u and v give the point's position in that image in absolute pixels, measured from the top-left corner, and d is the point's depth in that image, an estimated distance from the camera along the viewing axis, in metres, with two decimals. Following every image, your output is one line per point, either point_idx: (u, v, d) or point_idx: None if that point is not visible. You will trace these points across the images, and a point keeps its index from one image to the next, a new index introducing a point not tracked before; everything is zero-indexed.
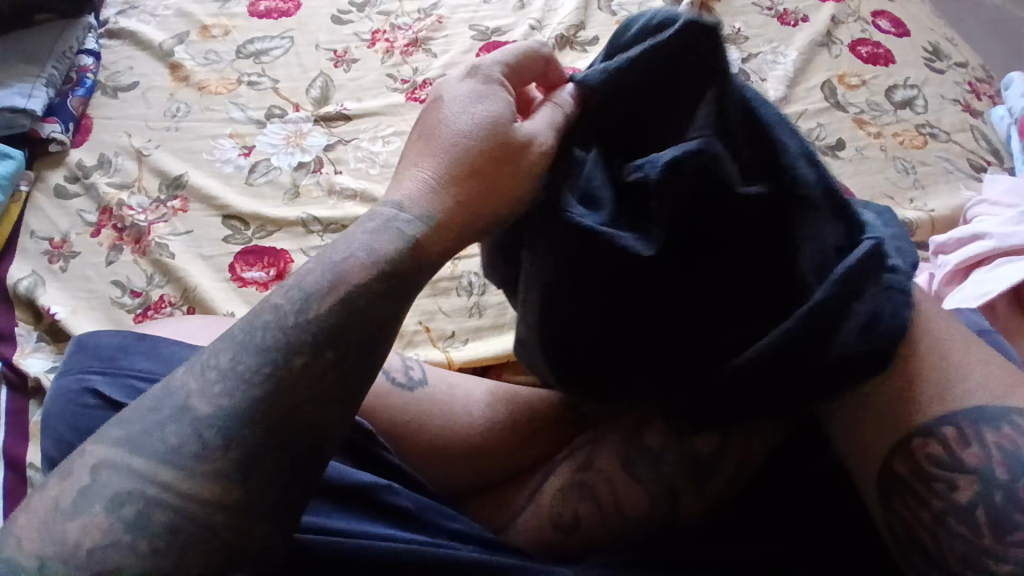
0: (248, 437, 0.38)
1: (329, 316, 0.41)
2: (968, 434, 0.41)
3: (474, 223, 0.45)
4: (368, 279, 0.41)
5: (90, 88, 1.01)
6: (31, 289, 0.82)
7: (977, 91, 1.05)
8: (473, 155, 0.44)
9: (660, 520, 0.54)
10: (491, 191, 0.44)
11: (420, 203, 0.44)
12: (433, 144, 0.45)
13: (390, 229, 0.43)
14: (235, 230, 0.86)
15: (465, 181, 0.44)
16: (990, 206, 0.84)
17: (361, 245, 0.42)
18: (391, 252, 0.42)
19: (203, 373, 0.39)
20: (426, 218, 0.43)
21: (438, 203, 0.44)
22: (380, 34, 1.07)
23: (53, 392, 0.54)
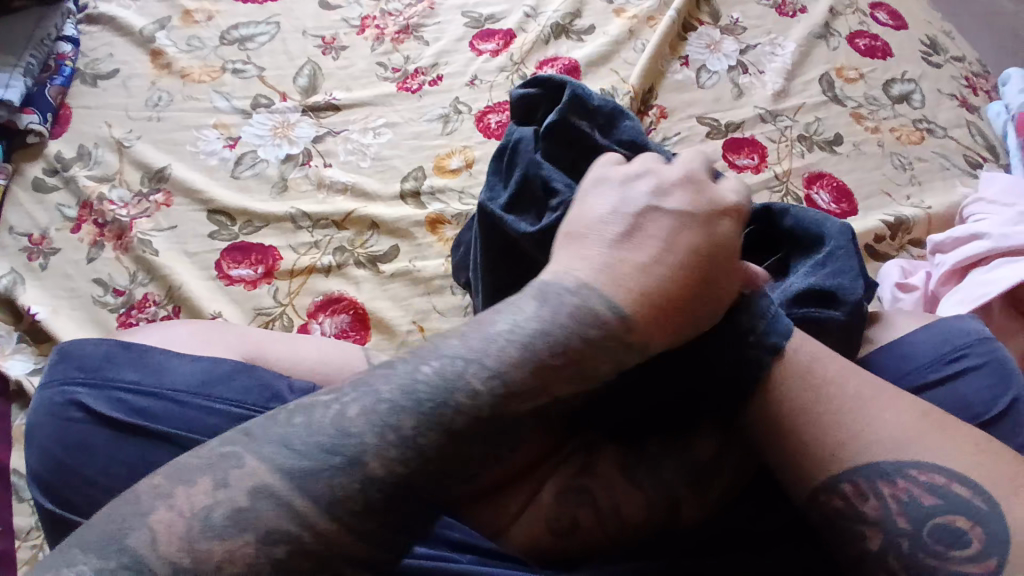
0: (395, 484, 0.37)
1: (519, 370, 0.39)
2: (864, 490, 0.46)
3: (691, 313, 0.44)
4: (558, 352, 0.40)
5: (69, 76, 0.97)
6: (10, 288, 0.79)
7: (972, 86, 1.04)
8: (691, 252, 0.45)
9: (654, 525, 0.55)
10: (703, 286, 0.45)
11: (626, 288, 0.43)
12: (642, 240, 0.45)
13: (569, 304, 0.42)
14: (221, 226, 0.83)
15: (682, 275, 0.44)
16: (986, 206, 0.84)
17: (543, 318, 0.41)
18: (587, 331, 0.41)
19: (275, 425, 0.38)
20: (631, 300, 0.42)
21: (650, 291, 0.43)
22: (369, 21, 1.03)
23: (35, 405, 0.52)
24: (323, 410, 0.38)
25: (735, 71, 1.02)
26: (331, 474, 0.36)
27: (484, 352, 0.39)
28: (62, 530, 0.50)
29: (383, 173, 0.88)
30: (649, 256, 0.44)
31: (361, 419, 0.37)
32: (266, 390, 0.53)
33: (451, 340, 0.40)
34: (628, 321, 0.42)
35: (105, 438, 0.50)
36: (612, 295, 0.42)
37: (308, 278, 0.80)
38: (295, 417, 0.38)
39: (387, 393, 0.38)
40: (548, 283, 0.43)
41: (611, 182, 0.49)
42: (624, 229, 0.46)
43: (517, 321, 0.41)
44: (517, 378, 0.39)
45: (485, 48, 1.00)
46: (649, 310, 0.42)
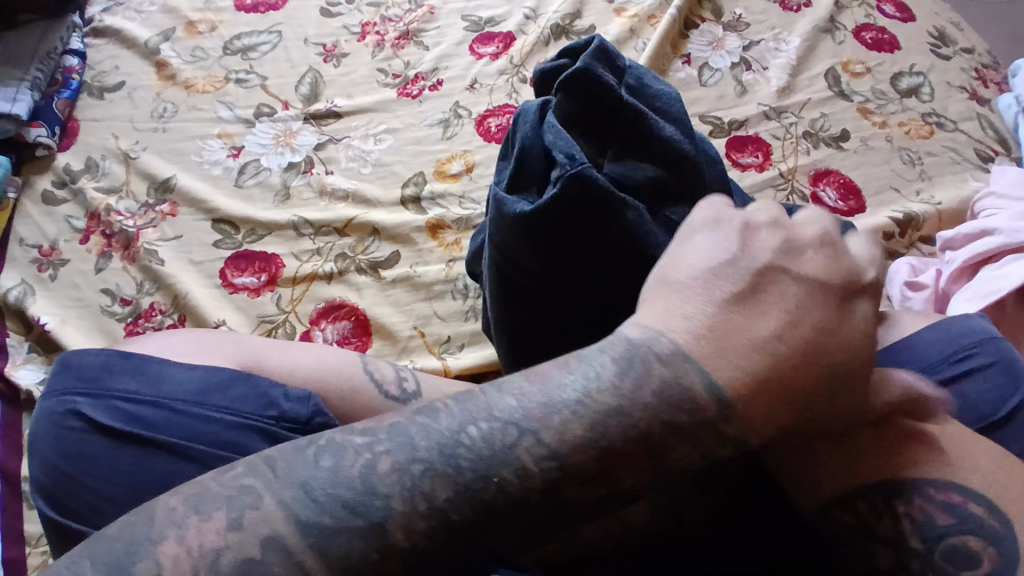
0: (419, 549, 0.36)
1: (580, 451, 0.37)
2: (879, 508, 0.44)
3: (806, 395, 0.40)
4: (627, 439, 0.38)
5: (75, 90, 0.99)
6: (21, 299, 0.80)
7: (983, 78, 1.02)
8: (814, 327, 0.41)
9: (656, 532, 0.53)
10: (826, 364, 0.40)
11: (731, 363, 0.39)
12: (756, 306, 0.41)
13: (651, 374, 0.39)
14: (224, 235, 0.84)
15: (796, 353, 0.40)
16: (997, 200, 0.82)
17: (622, 387, 0.39)
18: (669, 409, 0.38)
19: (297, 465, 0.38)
20: (731, 379, 0.39)
21: (756, 368, 0.39)
22: (370, 27, 1.04)
23: (38, 415, 0.53)
24: (356, 456, 0.38)
25: (738, 68, 1.01)
26: (352, 535, 0.35)
27: (535, 413, 0.38)
28: (63, 539, 0.50)
29: (385, 179, 0.88)
30: (768, 328, 0.40)
31: (394, 478, 0.37)
32: (262, 397, 0.53)
33: (512, 398, 0.39)
34: (722, 408, 0.39)
35: (100, 446, 0.50)
36: (710, 369, 0.39)
37: (310, 285, 0.80)
38: (323, 459, 0.38)
39: (425, 452, 0.37)
40: (633, 343, 0.40)
41: (728, 225, 0.46)
42: (738, 288, 0.42)
43: (590, 387, 0.39)
44: (578, 458, 0.37)
45: (485, 52, 1.00)
46: (752, 393, 0.39)
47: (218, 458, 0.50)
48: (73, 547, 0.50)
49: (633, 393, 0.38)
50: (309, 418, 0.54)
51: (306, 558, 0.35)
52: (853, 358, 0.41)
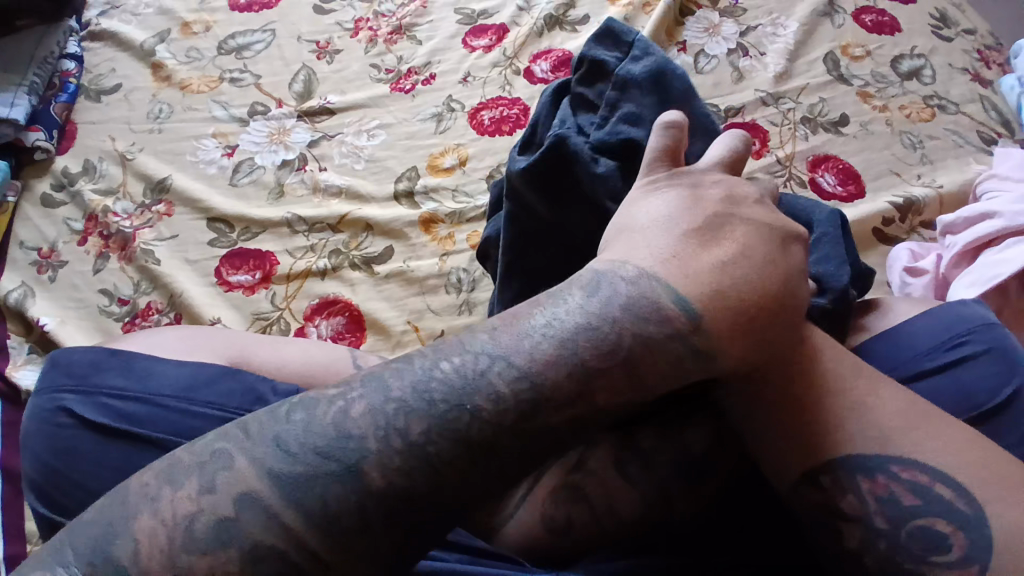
0: (389, 488, 0.35)
1: (551, 378, 0.37)
2: (842, 482, 0.44)
3: (760, 317, 0.40)
4: (596, 362, 0.38)
5: (73, 93, 1.00)
6: (21, 301, 0.81)
7: (986, 59, 1.00)
8: (764, 252, 0.42)
9: (646, 520, 0.53)
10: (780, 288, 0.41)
11: (694, 286, 0.40)
12: (711, 233, 0.42)
13: (615, 304, 0.39)
14: (220, 233, 0.85)
15: (752, 277, 0.40)
16: (999, 182, 0.80)
17: (586, 315, 0.39)
18: (638, 335, 0.38)
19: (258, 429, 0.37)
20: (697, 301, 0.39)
21: (719, 289, 0.40)
22: (362, 23, 1.03)
23: (30, 412, 0.54)
24: (328, 406, 0.37)
25: (735, 54, 1.00)
26: (327, 480, 0.35)
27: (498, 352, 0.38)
28: (54, 534, 0.51)
29: (378, 174, 0.88)
30: (723, 255, 0.41)
31: (366, 420, 0.36)
32: (250, 392, 0.54)
33: (479, 337, 0.39)
34: (693, 325, 0.39)
35: (89, 441, 0.51)
36: (679, 291, 0.39)
37: (304, 281, 0.81)
38: (296, 413, 0.37)
39: (397, 393, 0.37)
40: (599, 277, 0.41)
41: (680, 171, 0.46)
42: (695, 232, 0.42)
43: (558, 316, 0.39)
44: (552, 381, 0.37)
45: (478, 44, 0.99)
46: (717, 315, 0.39)
47: None
48: None
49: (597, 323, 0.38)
50: None
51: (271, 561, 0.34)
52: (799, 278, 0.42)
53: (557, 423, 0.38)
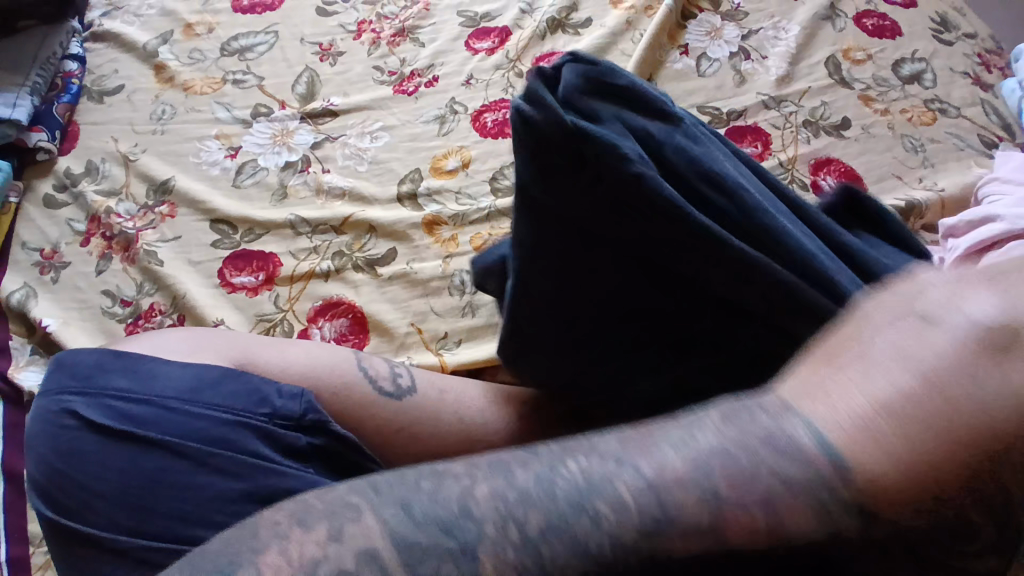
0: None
1: (682, 516, 0.30)
2: None
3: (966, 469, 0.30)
4: (737, 496, 0.30)
5: (75, 94, 1.00)
6: (24, 302, 0.81)
7: (986, 63, 1.00)
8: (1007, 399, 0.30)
9: None
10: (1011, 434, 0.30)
11: (886, 419, 0.30)
12: (916, 347, 0.32)
13: (785, 437, 0.31)
14: (223, 234, 0.84)
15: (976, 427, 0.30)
16: (1000, 185, 0.80)
17: (732, 439, 0.31)
18: (796, 473, 0.30)
19: (367, 490, 0.32)
20: (888, 440, 0.30)
21: (923, 440, 0.30)
22: (365, 25, 1.04)
23: (34, 415, 0.54)
24: (453, 484, 0.31)
25: (736, 58, 1.00)
26: (440, 560, 0.30)
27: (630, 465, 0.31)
28: (58, 536, 0.51)
29: (381, 176, 0.88)
30: (922, 373, 0.31)
31: (490, 504, 0.30)
32: (255, 394, 0.54)
33: (611, 436, 0.32)
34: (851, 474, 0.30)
35: (93, 443, 0.51)
36: (842, 429, 0.30)
37: (308, 283, 0.81)
38: (423, 481, 0.32)
39: (523, 480, 0.31)
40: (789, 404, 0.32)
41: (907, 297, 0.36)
42: (909, 345, 0.33)
43: (695, 435, 0.32)
44: (681, 509, 0.30)
45: (481, 46, 0.99)
46: (899, 470, 0.30)
47: (206, 454, 0.50)
48: (69, 545, 0.50)
49: (747, 453, 0.31)
50: (302, 415, 0.54)
51: None
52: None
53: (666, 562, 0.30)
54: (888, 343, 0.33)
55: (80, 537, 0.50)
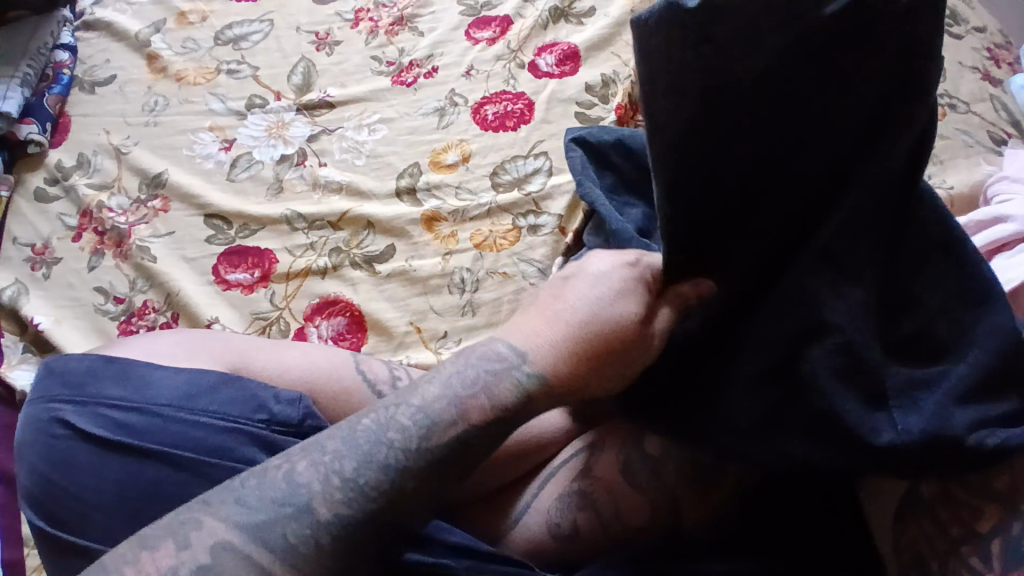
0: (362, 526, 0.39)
1: (438, 451, 0.41)
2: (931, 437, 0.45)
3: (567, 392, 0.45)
4: (485, 420, 0.42)
5: (67, 85, 0.98)
6: (15, 299, 0.80)
7: (995, 58, 0.98)
8: (577, 347, 0.45)
9: (659, 529, 0.57)
10: (582, 380, 0.45)
11: (536, 363, 0.44)
12: (550, 320, 0.46)
13: (508, 376, 0.44)
14: (217, 230, 0.83)
15: (571, 364, 0.45)
16: (1011, 184, 0.77)
17: (465, 370, 0.44)
18: (507, 395, 0.43)
19: (326, 470, 0.40)
20: (538, 377, 0.44)
21: (550, 369, 0.44)
22: (363, 14, 1.01)
23: (24, 421, 0.52)
24: (377, 431, 0.41)
25: None
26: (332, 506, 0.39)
27: (433, 401, 0.42)
28: (51, 547, 0.50)
29: (379, 170, 0.86)
30: (564, 329, 0.45)
31: (368, 450, 0.40)
32: (252, 400, 0.52)
33: (445, 370, 0.44)
34: (536, 386, 0.44)
35: (87, 453, 0.50)
36: (538, 359, 0.44)
37: (305, 280, 0.79)
38: (357, 437, 0.41)
39: (400, 432, 0.41)
40: (504, 353, 0.45)
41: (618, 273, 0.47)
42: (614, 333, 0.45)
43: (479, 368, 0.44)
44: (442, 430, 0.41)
45: (481, 37, 0.97)
46: (554, 386, 0.44)
47: (204, 465, 0.49)
48: (64, 555, 0.50)
49: (475, 384, 0.43)
50: (301, 420, 0.52)
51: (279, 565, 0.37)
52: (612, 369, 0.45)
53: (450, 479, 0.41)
54: (520, 319, 0.48)
55: (76, 549, 0.49)
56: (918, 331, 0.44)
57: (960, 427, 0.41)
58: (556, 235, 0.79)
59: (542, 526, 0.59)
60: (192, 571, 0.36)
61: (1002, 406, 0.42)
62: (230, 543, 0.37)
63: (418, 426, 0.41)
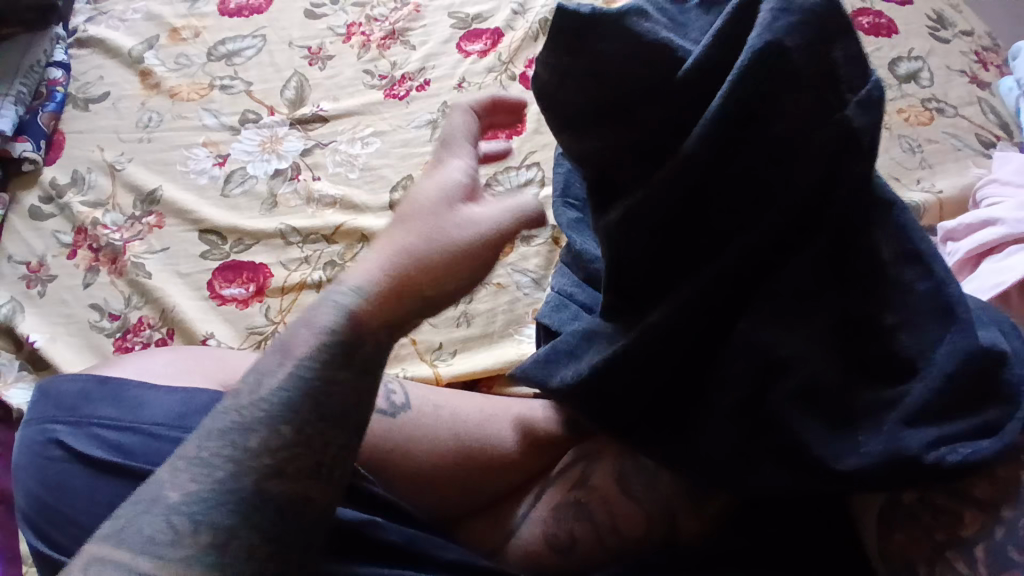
0: (234, 510, 0.36)
1: (289, 391, 0.40)
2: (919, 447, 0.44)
3: (408, 308, 0.43)
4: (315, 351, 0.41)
5: (60, 102, 0.98)
6: (10, 317, 0.80)
7: (983, 61, 0.99)
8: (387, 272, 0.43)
9: (657, 539, 0.57)
10: (409, 295, 0.43)
11: (359, 278, 0.43)
12: (383, 239, 0.45)
13: (329, 304, 0.43)
14: (212, 245, 0.83)
15: (386, 284, 0.43)
16: (999, 187, 0.78)
17: (315, 319, 0.42)
18: (332, 321, 0.42)
19: (175, 463, 0.38)
20: (362, 289, 0.43)
21: (370, 289, 0.43)
22: (355, 27, 1.02)
23: (21, 443, 0.53)
24: (223, 413, 0.39)
25: None
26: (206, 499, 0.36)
27: (267, 359, 0.41)
28: (47, 568, 0.50)
29: (373, 183, 0.87)
30: (382, 255, 0.44)
31: (220, 438, 0.38)
32: None
33: (298, 323, 0.43)
34: (353, 317, 0.42)
35: (82, 475, 0.50)
36: (355, 285, 0.43)
37: (300, 293, 0.79)
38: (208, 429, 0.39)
39: (246, 406, 0.39)
40: (326, 291, 0.44)
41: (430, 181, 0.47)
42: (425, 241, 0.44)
43: (333, 310, 0.42)
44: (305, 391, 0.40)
45: (472, 49, 0.98)
46: (379, 308, 0.43)
47: None
48: None
49: (308, 330, 0.42)
50: None
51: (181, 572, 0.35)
52: (421, 286, 0.43)
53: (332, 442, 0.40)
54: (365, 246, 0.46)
55: None
56: (877, 354, 0.45)
57: (918, 446, 0.42)
58: (549, 245, 0.80)
59: (539, 538, 0.59)
60: None
61: (966, 421, 0.43)
62: (97, 556, 0.35)
63: (271, 390, 0.39)
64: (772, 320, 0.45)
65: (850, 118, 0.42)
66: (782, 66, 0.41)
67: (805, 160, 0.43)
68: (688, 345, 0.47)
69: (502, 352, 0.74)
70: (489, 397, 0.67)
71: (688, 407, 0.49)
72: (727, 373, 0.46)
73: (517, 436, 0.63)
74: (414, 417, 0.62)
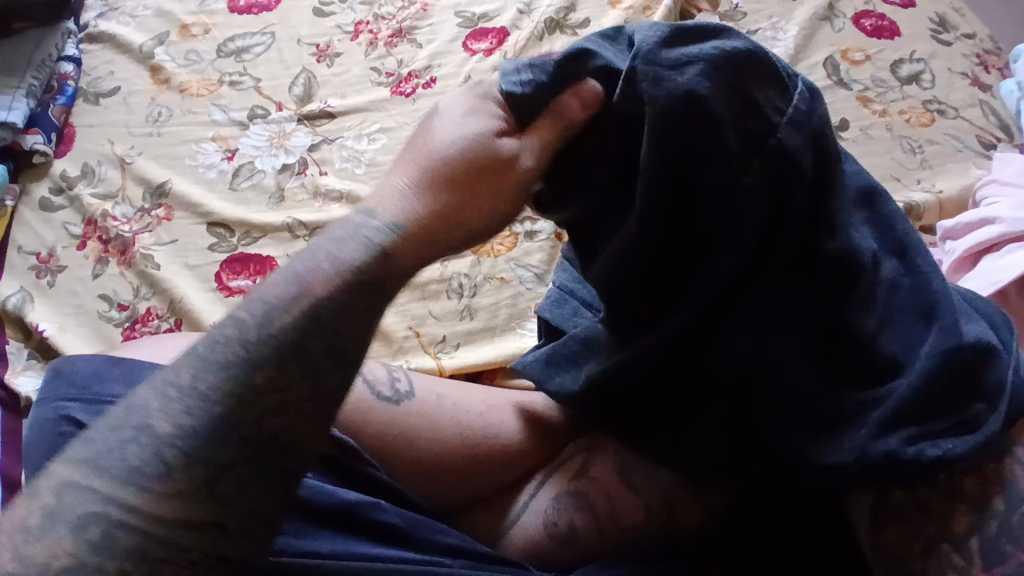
0: (222, 449, 0.36)
1: (288, 333, 0.39)
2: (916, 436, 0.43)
3: (442, 240, 0.44)
4: (333, 287, 0.40)
5: (71, 96, 1.00)
6: (20, 306, 0.81)
7: (985, 63, 1.00)
8: (428, 201, 0.44)
9: (656, 529, 0.58)
10: (449, 222, 0.44)
11: (390, 209, 0.44)
12: (416, 160, 0.45)
13: (357, 238, 0.42)
14: (220, 238, 0.84)
15: (422, 215, 0.44)
16: (1000, 187, 0.78)
17: (337, 246, 0.42)
18: (357, 257, 0.42)
19: (165, 386, 0.37)
20: (394, 223, 0.43)
21: (408, 216, 0.43)
22: (363, 26, 1.03)
23: (32, 421, 0.54)
24: (217, 341, 0.38)
25: None
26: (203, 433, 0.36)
27: (275, 287, 0.40)
28: None
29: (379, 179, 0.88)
30: (416, 181, 0.44)
31: (210, 371, 0.37)
32: None
33: (324, 244, 0.43)
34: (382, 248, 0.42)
35: None
36: (386, 215, 0.43)
37: None
38: (197, 356, 0.38)
39: (240, 335, 0.38)
40: (355, 215, 0.44)
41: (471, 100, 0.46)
42: (466, 166, 0.44)
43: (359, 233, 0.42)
44: (304, 332, 0.39)
45: (478, 48, 0.99)
46: (409, 239, 0.43)
47: None
48: None
49: (318, 260, 0.42)
50: None
51: (169, 504, 0.35)
52: (458, 213, 0.44)
53: (329, 378, 0.40)
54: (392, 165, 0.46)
55: None
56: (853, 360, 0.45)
57: (895, 446, 0.42)
58: (552, 241, 0.81)
59: (538, 528, 0.60)
60: (40, 516, 0.34)
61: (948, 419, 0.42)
62: (76, 480, 0.35)
63: (272, 325, 0.39)
64: (743, 338, 0.45)
65: (783, 139, 0.41)
66: (700, 103, 0.40)
67: (754, 180, 0.42)
68: (665, 362, 0.48)
69: (504, 345, 0.75)
70: (492, 390, 0.68)
71: (677, 413, 0.50)
72: (706, 382, 0.48)
73: (520, 427, 0.65)
74: (419, 406, 0.63)
